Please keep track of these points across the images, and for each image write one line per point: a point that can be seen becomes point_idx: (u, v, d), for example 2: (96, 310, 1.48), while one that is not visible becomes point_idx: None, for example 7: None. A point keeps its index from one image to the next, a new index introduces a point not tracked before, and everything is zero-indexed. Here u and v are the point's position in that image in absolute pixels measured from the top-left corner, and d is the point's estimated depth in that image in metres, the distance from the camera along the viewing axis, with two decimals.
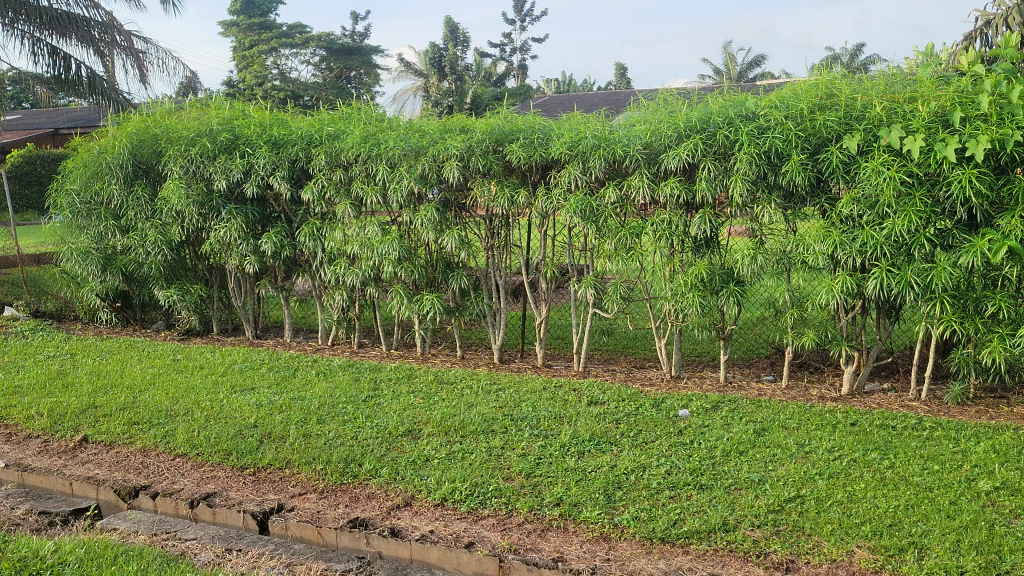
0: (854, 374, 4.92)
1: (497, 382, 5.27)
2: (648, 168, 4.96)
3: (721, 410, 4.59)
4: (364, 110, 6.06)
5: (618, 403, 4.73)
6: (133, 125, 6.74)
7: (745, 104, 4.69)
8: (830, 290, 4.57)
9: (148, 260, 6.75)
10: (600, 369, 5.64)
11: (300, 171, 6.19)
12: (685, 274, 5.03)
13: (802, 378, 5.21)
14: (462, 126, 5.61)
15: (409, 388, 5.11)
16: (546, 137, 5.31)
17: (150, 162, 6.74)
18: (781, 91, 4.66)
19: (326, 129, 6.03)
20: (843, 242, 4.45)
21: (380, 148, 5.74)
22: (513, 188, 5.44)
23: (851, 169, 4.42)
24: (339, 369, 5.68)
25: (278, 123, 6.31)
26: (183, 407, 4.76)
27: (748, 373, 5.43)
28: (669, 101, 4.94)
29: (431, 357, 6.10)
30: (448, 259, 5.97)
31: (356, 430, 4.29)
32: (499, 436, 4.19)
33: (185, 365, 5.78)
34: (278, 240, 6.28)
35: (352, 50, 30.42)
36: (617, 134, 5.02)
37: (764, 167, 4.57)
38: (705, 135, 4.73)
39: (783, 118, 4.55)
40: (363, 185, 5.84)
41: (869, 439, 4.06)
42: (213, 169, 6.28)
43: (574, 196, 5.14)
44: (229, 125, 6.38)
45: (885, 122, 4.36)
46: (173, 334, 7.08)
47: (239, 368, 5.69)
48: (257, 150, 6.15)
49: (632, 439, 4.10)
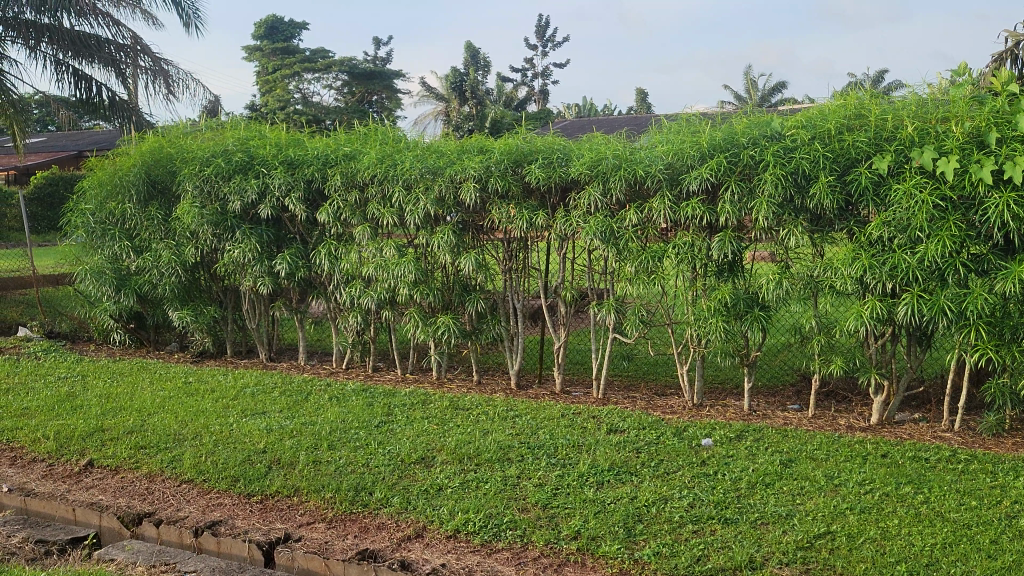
0: (883, 404, 4.75)
1: (514, 408, 5.13)
2: (670, 189, 4.82)
3: (745, 440, 4.43)
4: (381, 130, 5.97)
5: (639, 431, 4.58)
6: (149, 145, 6.69)
7: (771, 124, 4.56)
8: (860, 316, 4.41)
9: (162, 281, 6.68)
10: (620, 396, 5.49)
11: (316, 192, 6.10)
12: (708, 299, 4.89)
13: (829, 407, 5.04)
14: (480, 147, 5.51)
15: (424, 414, 4.98)
16: (566, 159, 5.20)
17: (165, 183, 6.68)
18: (809, 111, 4.52)
19: (343, 150, 5.95)
20: (873, 267, 4.29)
21: (397, 169, 5.64)
22: (531, 210, 5.32)
23: (881, 191, 4.27)
24: (353, 393, 5.55)
25: (294, 143, 6.23)
26: (192, 432, 4.65)
27: (773, 401, 5.26)
28: (692, 121, 4.82)
29: (447, 382, 5.97)
30: (465, 282, 5.85)
31: (368, 458, 4.15)
32: (515, 465, 4.05)
33: (197, 388, 5.67)
34: (293, 261, 6.18)
35: (375, 74, 30.55)
36: (639, 155, 4.89)
37: (790, 189, 4.43)
38: (730, 156, 4.60)
39: (810, 139, 4.41)
40: (379, 206, 5.74)
41: (901, 472, 3.89)
42: (228, 189, 6.20)
43: (594, 218, 5.01)
44: (245, 144, 6.31)
45: (917, 144, 4.21)
46: (186, 356, 6.99)
47: (251, 391, 5.58)
48: (273, 171, 6.07)
49: (653, 469, 3.95)
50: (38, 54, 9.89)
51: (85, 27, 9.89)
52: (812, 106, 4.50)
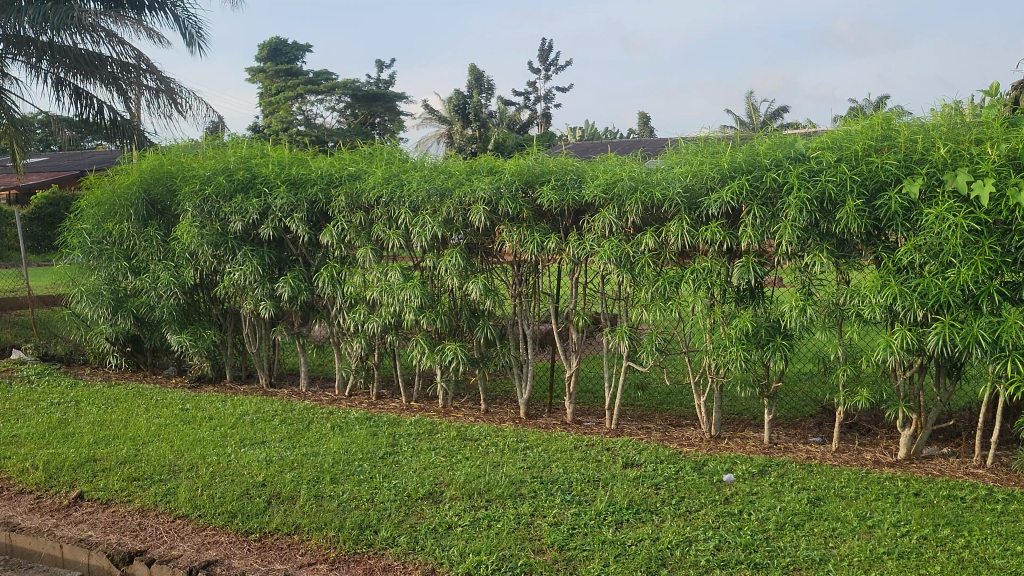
0: (911, 438, 4.55)
1: (524, 439, 4.93)
2: (688, 213, 4.64)
3: (768, 475, 4.23)
4: (387, 150, 5.79)
5: (656, 465, 4.38)
6: (148, 163, 6.52)
7: (794, 145, 4.37)
8: (888, 346, 4.21)
9: (160, 304, 6.49)
10: (633, 427, 5.28)
11: (319, 213, 5.92)
12: (728, 326, 4.69)
13: (853, 441, 4.84)
14: (490, 168, 5.33)
15: (431, 445, 4.77)
16: (579, 180, 5.02)
17: (165, 202, 6.50)
18: (834, 130, 4.33)
19: (347, 169, 5.77)
20: (903, 293, 4.07)
21: (403, 190, 5.46)
22: (543, 233, 5.14)
23: (912, 216, 4.08)
24: (357, 422, 5.35)
25: (297, 163, 6.05)
26: (188, 463, 4.44)
27: (793, 433, 5.06)
28: (711, 141, 4.63)
29: (454, 411, 5.77)
30: (473, 307, 5.66)
31: (372, 493, 3.94)
32: (528, 501, 3.84)
33: (194, 415, 5.47)
34: (295, 284, 6.00)
35: (378, 96, 30.50)
36: (656, 177, 4.71)
37: (815, 213, 4.24)
38: (751, 178, 4.41)
39: (836, 161, 4.22)
40: (384, 228, 5.56)
41: (937, 512, 3.69)
42: (229, 210, 6.02)
43: (608, 242, 4.83)
44: (247, 163, 6.13)
45: (949, 166, 4.02)
46: (184, 381, 6.79)
47: (251, 419, 5.37)
48: (275, 190, 5.89)
49: (674, 508, 3.74)
50: (41, 72, 9.74)
51: (89, 45, 9.75)
52: (838, 126, 4.32)
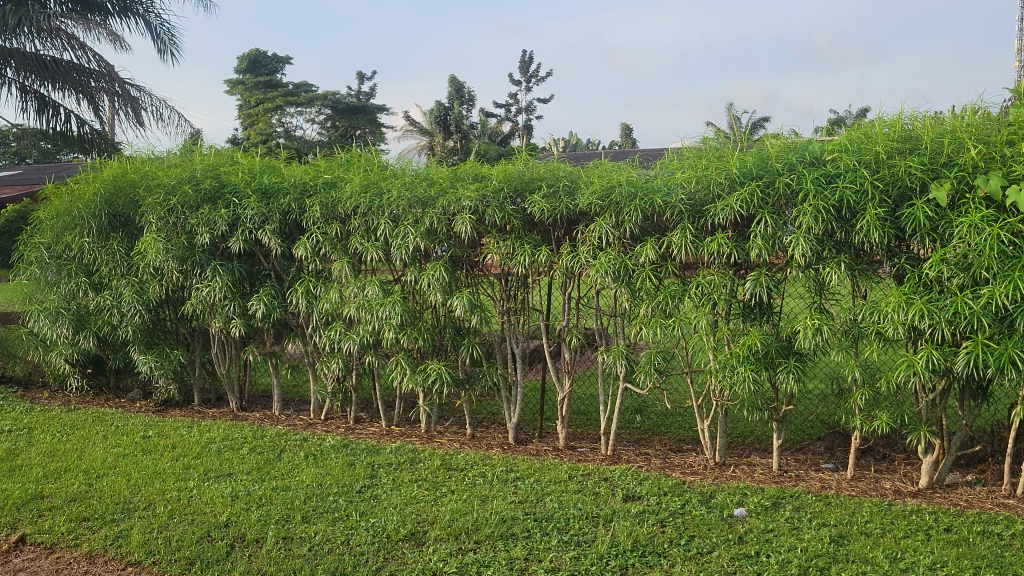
0: (934, 465, 4.20)
1: (515, 468, 4.55)
2: (692, 222, 4.28)
3: (783, 509, 3.86)
4: (365, 156, 5.41)
5: (659, 499, 4.00)
6: (110, 172, 6.11)
7: (808, 147, 4.03)
8: (911, 367, 3.86)
9: (124, 323, 6.07)
10: (631, 454, 4.91)
11: (292, 224, 5.53)
12: (734, 345, 4.34)
13: (869, 468, 4.48)
14: (475, 174, 4.96)
15: (413, 476, 4.38)
16: (572, 187, 4.66)
17: (127, 213, 6.08)
18: (851, 131, 3.99)
19: (323, 177, 5.39)
20: (929, 310, 3.73)
21: (383, 199, 5.08)
22: (533, 244, 4.77)
23: (940, 225, 3.74)
24: (333, 449, 4.95)
25: (269, 170, 5.66)
26: (144, 500, 4.02)
27: (803, 459, 4.70)
28: (716, 144, 4.27)
29: (438, 436, 5.38)
30: (458, 324, 5.27)
31: (347, 534, 3.54)
32: (521, 542, 3.45)
33: (157, 444, 5.05)
34: (267, 300, 5.60)
35: (357, 108, 30.13)
36: (657, 184, 4.36)
37: (833, 222, 3.89)
38: (761, 184, 4.06)
39: (855, 165, 3.88)
40: (362, 240, 5.18)
41: (975, 552, 3.33)
42: (195, 221, 5.61)
43: (605, 254, 4.46)
44: (214, 171, 5.73)
45: (980, 169, 3.69)
46: (149, 405, 6.37)
47: (217, 447, 4.96)
48: (245, 200, 5.49)
49: (683, 550, 3.36)
50: (5, 81, 9.30)
51: (54, 51, 9.37)
52: (856, 127, 3.98)
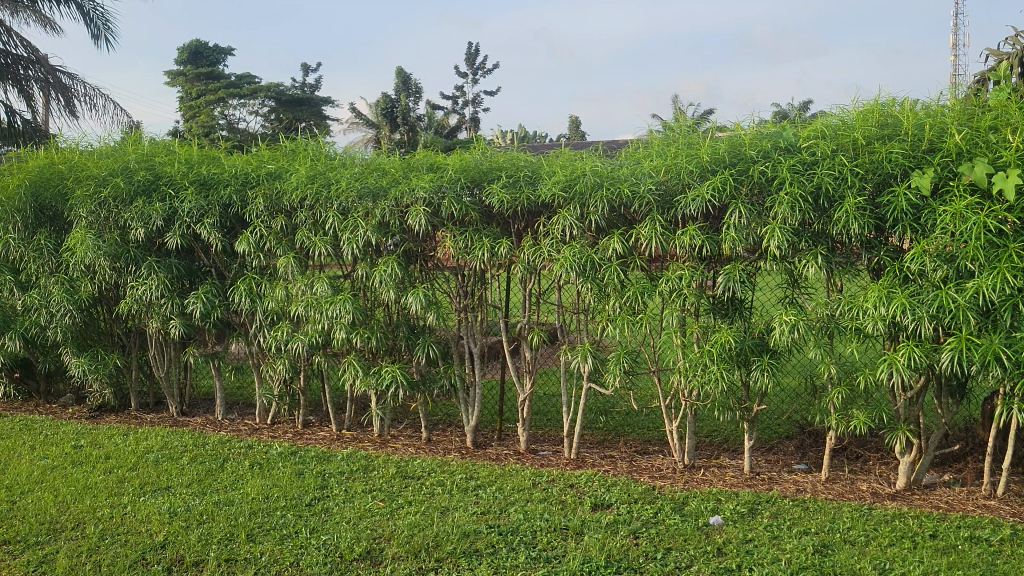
0: (911, 466, 4.03)
1: (475, 475, 4.29)
2: (661, 213, 4.06)
3: (760, 516, 3.66)
4: (311, 146, 5.10)
5: (630, 507, 3.77)
6: (36, 162, 5.71)
7: (783, 134, 3.83)
8: (892, 364, 3.68)
9: (53, 324, 5.69)
10: (596, 457, 4.69)
11: (233, 218, 5.21)
12: (705, 343, 4.12)
13: (843, 468, 4.30)
14: (429, 164, 4.68)
15: (367, 486, 4.10)
16: (533, 176, 4.41)
17: (54, 207, 5.68)
18: (828, 116, 3.80)
19: (266, 167, 5.07)
20: (912, 304, 3.55)
21: (331, 190, 4.78)
22: (492, 238, 4.51)
23: (923, 215, 3.57)
24: (280, 457, 4.64)
25: (208, 160, 5.32)
26: (71, 520, 3.68)
27: (775, 460, 4.51)
28: (685, 130, 4.05)
29: (391, 440, 5.11)
30: (412, 322, 5.00)
31: (297, 554, 3.26)
32: (486, 560, 3.20)
33: (89, 454, 4.70)
34: (207, 299, 5.27)
35: (302, 100, 29.58)
36: (623, 173, 4.13)
37: (810, 213, 3.70)
38: (735, 173, 3.85)
39: (833, 152, 3.69)
40: (309, 234, 4.88)
41: (967, 561, 3.16)
42: (128, 215, 5.25)
43: (568, 248, 4.22)
44: (149, 161, 5.36)
45: (964, 156, 3.52)
46: (83, 410, 5.99)
47: (154, 457, 4.62)
48: (182, 193, 5.14)
49: (661, 565, 3.14)
50: None
51: None
52: (833, 112, 3.78)
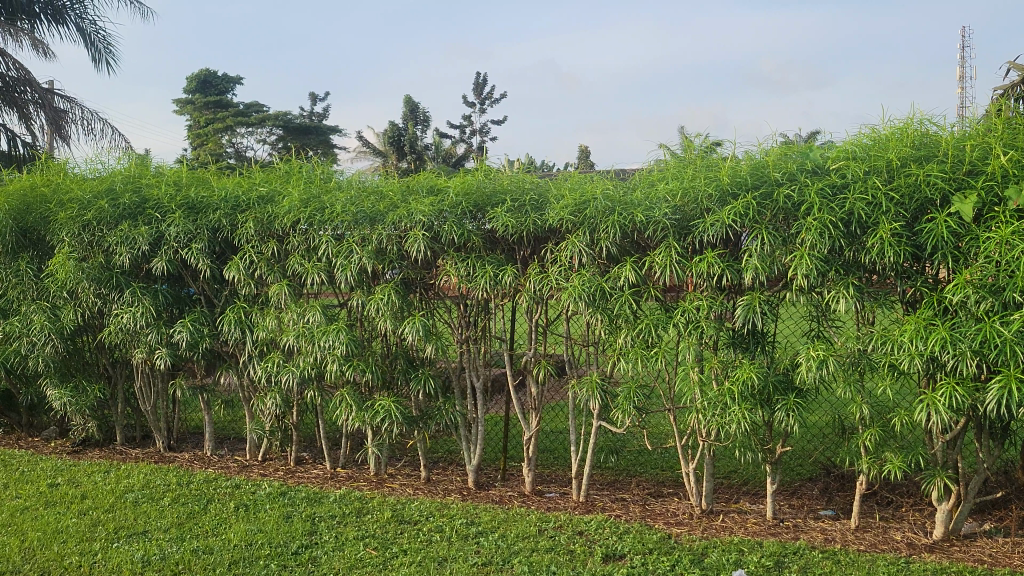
0: (949, 514, 3.71)
1: (477, 521, 3.98)
2: (678, 239, 3.78)
3: (787, 570, 3.34)
4: (306, 167, 4.84)
5: (644, 558, 3.46)
6: (19, 184, 5.46)
7: (810, 155, 3.55)
8: (931, 404, 3.39)
9: (34, 354, 5.41)
10: (607, 501, 4.37)
11: (223, 243, 4.94)
12: (725, 379, 3.83)
13: (873, 516, 3.98)
14: (430, 187, 4.42)
15: (360, 532, 3.80)
16: (540, 200, 4.14)
17: (37, 231, 5.43)
18: (858, 136, 3.53)
19: (258, 190, 4.81)
20: (953, 339, 3.26)
21: (326, 213, 4.52)
22: (496, 265, 4.24)
23: (965, 242, 3.28)
24: (268, 498, 4.34)
25: (197, 183, 5.06)
26: (35, 569, 3.38)
27: (799, 506, 4.19)
28: (704, 150, 3.78)
29: (388, 480, 4.80)
30: (411, 354, 4.71)
31: None
32: None
33: (65, 494, 4.40)
34: (194, 328, 4.99)
35: (310, 129, 29.55)
36: (637, 197, 3.86)
37: (841, 239, 3.41)
38: (758, 197, 3.57)
39: (865, 175, 3.42)
40: (302, 260, 4.61)
41: None
42: (113, 240, 4.99)
43: (578, 276, 3.93)
44: (135, 183, 5.11)
45: (1010, 178, 3.24)
46: (65, 445, 5.70)
47: (134, 498, 4.33)
48: (170, 216, 4.88)
49: None
50: None
51: None
52: (865, 130, 3.51)
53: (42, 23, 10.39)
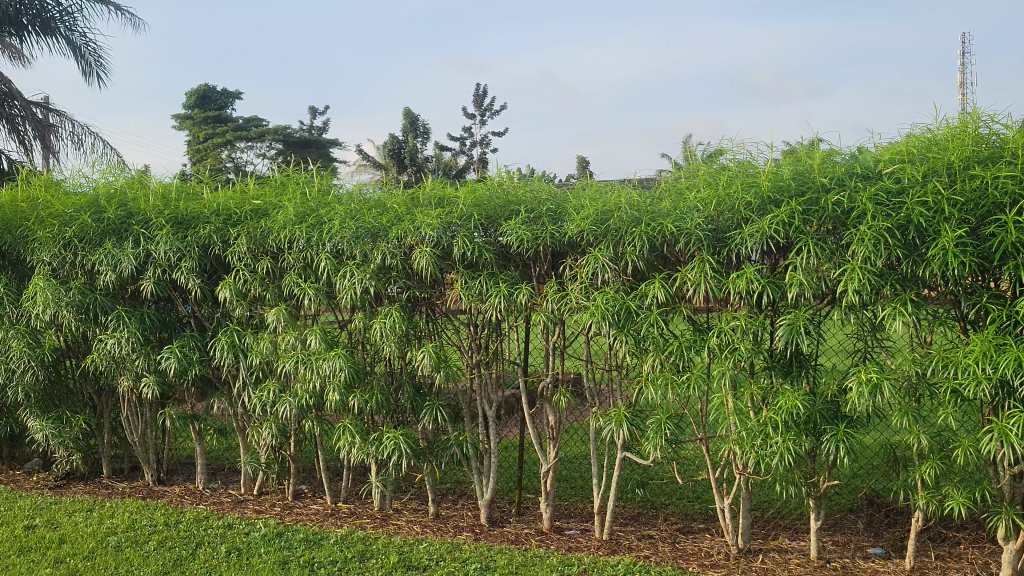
0: (1018, 554, 3.33)
1: (492, 565, 3.61)
2: (713, 253, 3.42)
3: None
4: (302, 179, 4.50)
5: None
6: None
7: (860, 158, 3.21)
8: (1001, 434, 3.02)
9: (14, 382, 5.05)
10: (633, 538, 4.00)
11: (214, 261, 4.59)
12: (766, 406, 3.47)
13: (929, 554, 3.61)
14: (437, 199, 4.08)
15: None
16: (558, 212, 3.80)
17: (15, 251, 5.12)
18: (913, 135, 3.17)
19: (251, 204, 4.46)
20: None
21: (324, 228, 4.17)
22: (510, 283, 3.88)
23: None
24: (263, 541, 3.97)
25: (186, 197, 4.72)
26: None
27: (844, 542, 3.81)
28: (740, 155, 3.43)
29: (394, 516, 4.43)
30: (417, 380, 4.35)
31: None
32: None
33: (41, 538, 4.03)
34: (184, 353, 4.63)
35: (310, 143, 29.29)
36: (666, 206, 3.52)
37: (898, 251, 3.06)
38: (803, 204, 3.22)
39: (924, 179, 3.07)
40: (298, 279, 4.26)
41: None
42: (96, 259, 4.64)
43: (601, 295, 3.57)
44: (120, 198, 4.76)
45: None
46: (47, 478, 5.33)
47: (116, 542, 3.96)
48: (156, 233, 4.53)
49: None
50: None
51: None
52: (921, 128, 3.16)
53: (31, 35, 10.09)
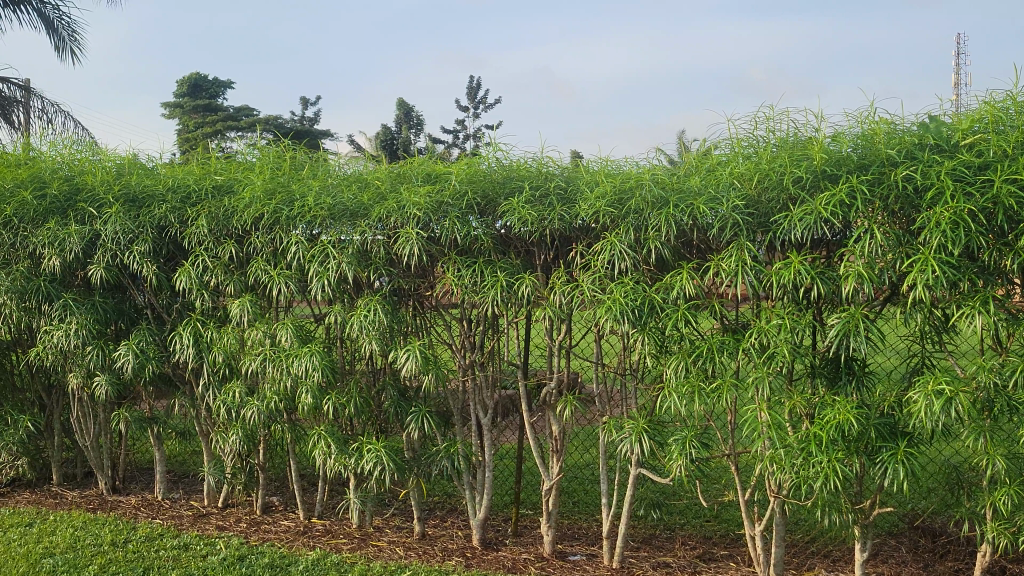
0: None
1: None
2: (751, 240, 2.91)
3: None
4: (273, 153, 3.98)
5: None
6: None
7: (929, 130, 2.71)
8: None
9: None
10: (647, 567, 3.48)
11: (172, 244, 4.06)
12: (811, 421, 2.95)
13: None
14: (427, 175, 3.56)
15: None
16: (566, 191, 3.28)
17: None
18: (994, 101, 2.68)
19: (215, 180, 3.93)
20: None
21: (297, 207, 3.65)
22: (510, 273, 3.36)
23: None
24: (222, 566, 3.44)
25: (143, 171, 4.18)
26: None
27: None
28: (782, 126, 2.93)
29: (375, 536, 3.91)
30: (402, 384, 3.81)
31: None
32: None
33: None
34: (138, 348, 4.10)
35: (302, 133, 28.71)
36: (696, 183, 3.01)
37: (979, 238, 2.55)
38: (863, 183, 2.71)
39: (1011, 152, 2.58)
40: (267, 265, 3.73)
41: None
42: (38, 240, 4.09)
43: (618, 287, 3.06)
44: (68, 172, 4.22)
45: None
46: None
47: (53, 566, 3.43)
48: (106, 211, 3.99)
49: None
50: None
51: None
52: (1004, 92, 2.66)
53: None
